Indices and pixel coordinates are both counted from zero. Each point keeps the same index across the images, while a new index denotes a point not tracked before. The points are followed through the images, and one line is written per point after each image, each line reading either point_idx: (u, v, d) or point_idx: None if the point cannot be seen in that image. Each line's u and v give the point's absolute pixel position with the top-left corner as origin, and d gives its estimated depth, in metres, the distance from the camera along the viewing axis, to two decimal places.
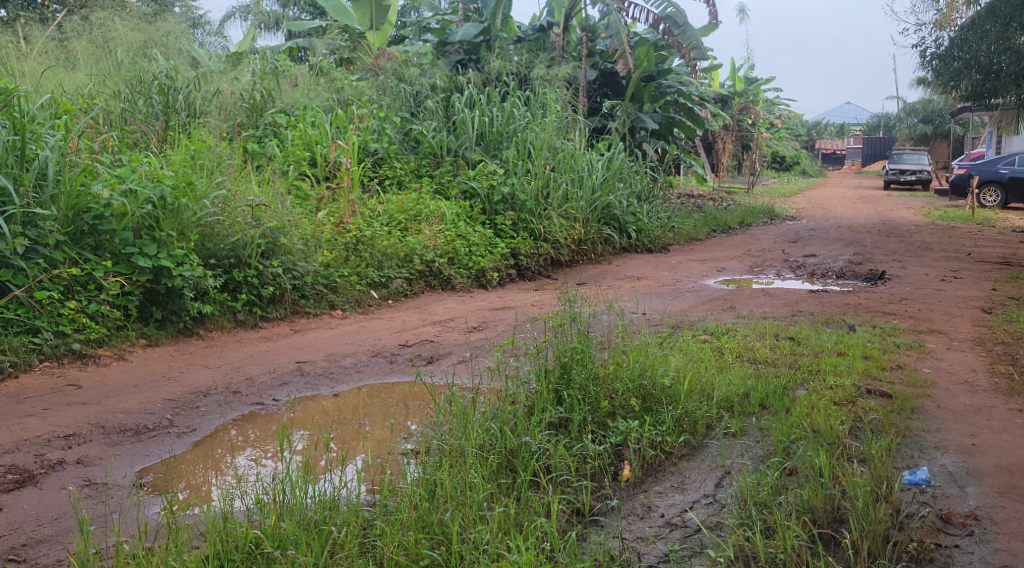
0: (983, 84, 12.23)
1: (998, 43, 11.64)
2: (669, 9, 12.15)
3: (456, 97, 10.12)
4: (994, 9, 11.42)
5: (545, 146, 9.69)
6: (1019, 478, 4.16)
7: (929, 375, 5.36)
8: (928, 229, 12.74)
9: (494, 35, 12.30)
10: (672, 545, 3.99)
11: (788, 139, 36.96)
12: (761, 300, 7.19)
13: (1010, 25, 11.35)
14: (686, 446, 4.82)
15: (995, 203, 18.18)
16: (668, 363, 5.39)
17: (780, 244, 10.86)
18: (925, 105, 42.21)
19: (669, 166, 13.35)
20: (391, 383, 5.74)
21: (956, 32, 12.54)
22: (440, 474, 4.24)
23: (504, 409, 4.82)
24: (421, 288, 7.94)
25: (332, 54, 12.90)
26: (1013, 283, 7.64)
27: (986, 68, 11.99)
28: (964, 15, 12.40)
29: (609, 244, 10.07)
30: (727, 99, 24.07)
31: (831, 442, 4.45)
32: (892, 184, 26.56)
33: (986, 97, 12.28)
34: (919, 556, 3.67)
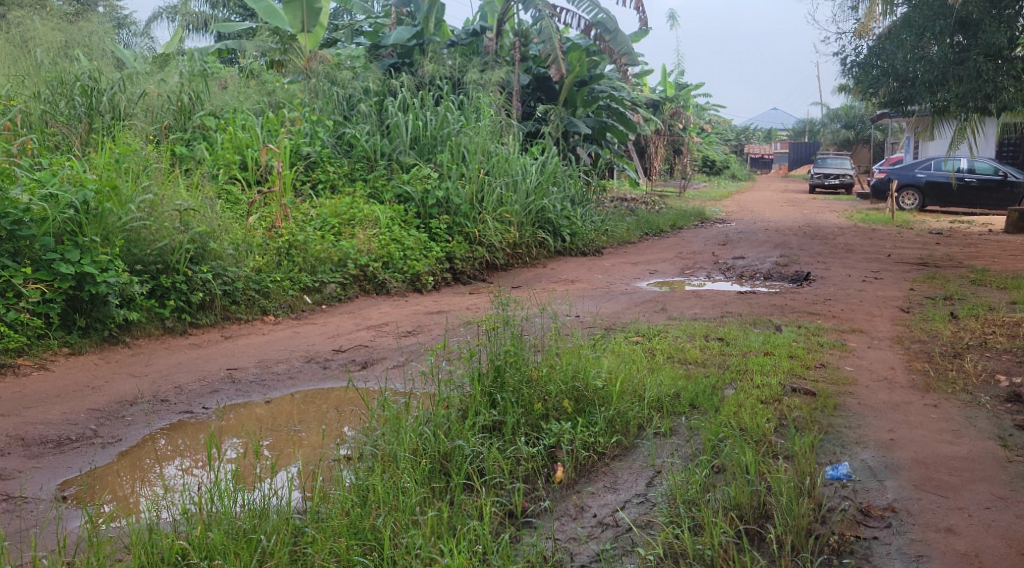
0: (899, 90, 12.71)
1: (913, 52, 12.10)
2: (600, 15, 12.32)
3: (389, 101, 10.10)
4: (909, 19, 11.98)
5: (478, 150, 9.72)
6: (934, 471, 4.32)
7: (851, 373, 5.53)
8: (851, 231, 13.14)
9: (427, 38, 12.29)
10: (603, 544, 4.05)
11: (718, 144, 37.71)
12: (692, 302, 7.33)
13: (924, 35, 11.86)
14: (618, 446, 4.89)
15: (913, 206, 18.77)
16: (600, 364, 5.46)
17: (709, 247, 11.08)
18: (848, 110, 43.51)
19: (602, 169, 13.49)
20: (325, 388, 5.69)
21: (875, 41, 12.91)
22: (372, 479, 4.23)
23: (437, 412, 4.81)
24: (356, 293, 7.91)
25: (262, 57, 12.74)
26: (929, 283, 7.93)
27: (902, 76, 12.48)
28: (882, 25, 12.72)
29: (543, 247, 10.17)
30: (659, 104, 24.44)
31: (757, 440, 4.56)
32: (816, 188, 27.29)
33: (902, 103, 12.80)
34: (840, 548, 3.79)
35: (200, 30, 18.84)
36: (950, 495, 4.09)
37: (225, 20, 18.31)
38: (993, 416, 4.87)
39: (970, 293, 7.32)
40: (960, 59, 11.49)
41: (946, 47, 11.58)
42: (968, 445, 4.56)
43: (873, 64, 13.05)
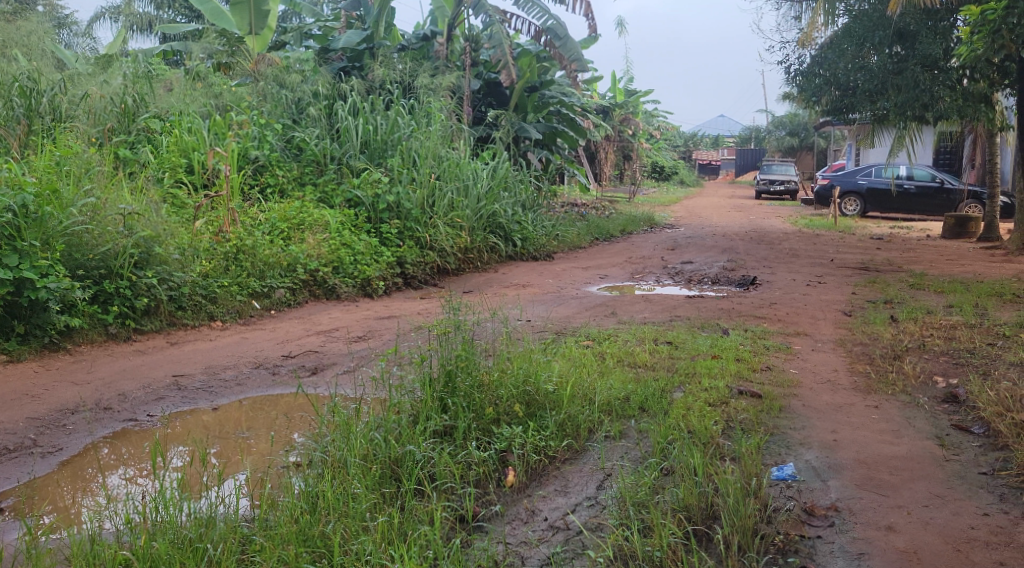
0: (841, 99, 13.00)
1: (853, 62, 12.45)
2: (549, 21, 12.36)
3: (339, 105, 10.01)
4: (850, 29, 12.35)
5: (429, 155, 9.70)
6: (875, 470, 4.42)
7: (795, 375, 5.65)
8: (796, 235, 13.42)
9: (377, 42, 12.25)
10: (554, 547, 4.08)
11: (666, 150, 38.19)
12: (641, 306, 7.42)
13: (864, 45, 12.22)
14: (569, 449, 4.92)
15: (855, 211, 19.30)
16: (551, 368, 5.49)
17: (659, 251, 11.22)
18: (792, 118, 44.50)
19: (553, 175, 13.53)
20: (274, 394, 5.62)
21: (816, 50, 13.31)
22: (322, 485, 4.19)
23: (387, 418, 4.77)
24: (305, 298, 7.84)
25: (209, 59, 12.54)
26: (870, 287, 8.13)
27: (843, 85, 12.78)
28: (824, 34, 13.14)
29: (495, 252, 10.19)
30: (609, 110, 24.65)
31: (704, 442, 4.63)
32: (762, 193, 27.81)
33: (844, 111, 13.07)
34: (784, 548, 3.87)
35: (145, 31, 18.45)
36: (890, 494, 4.20)
37: (169, 21, 17.98)
38: (931, 416, 5.02)
39: (909, 297, 7.54)
40: (898, 68, 11.83)
41: (884, 57, 11.93)
42: (907, 445, 4.69)
43: (816, 73, 13.31)
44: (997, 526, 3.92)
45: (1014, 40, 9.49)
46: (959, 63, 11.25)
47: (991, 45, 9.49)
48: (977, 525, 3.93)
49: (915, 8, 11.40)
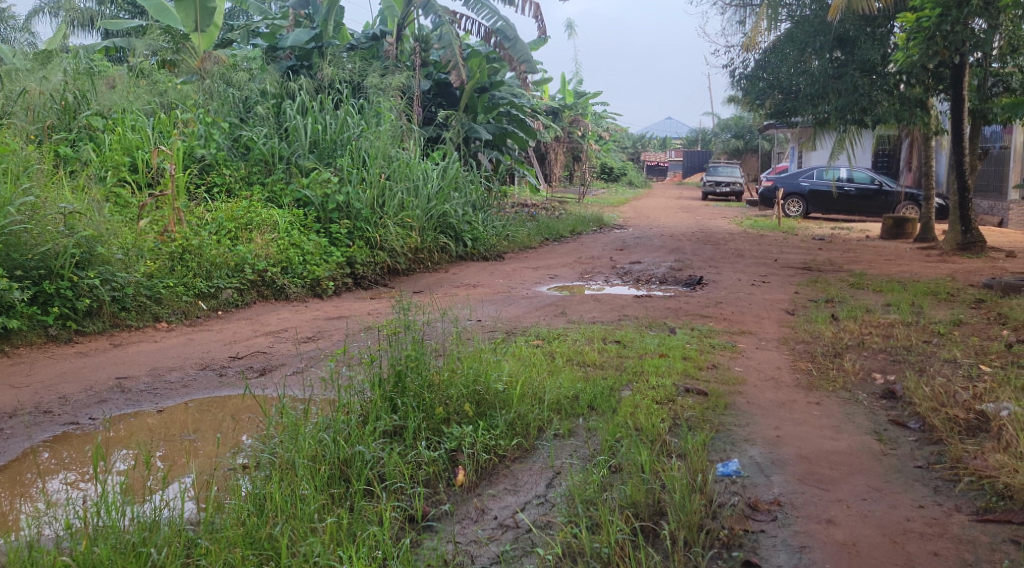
0: (784, 102, 13.37)
1: (795, 66, 12.78)
2: (499, 23, 12.40)
3: (287, 103, 9.88)
4: (792, 35, 12.64)
5: (379, 155, 9.65)
6: (816, 465, 4.54)
7: (741, 373, 5.76)
8: (742, 236, 13.67)
9: (326, 41, 12.20)
10: (503, 546, 4.10)
11: (616, 152, 38.56)
12: (590, 306, 7.48)
13: (805, 50, 12.51)
14: (519, 448, 4.96)
15: (798, 212, 19.69)
16: (501, 367, 5.50)
17: (608, 251, 11.33)
18: (737, 121, 45.31)
19: (503, 175, 13.56)
20: (220, 396, 5.54)
21: (760, 55, 13.45)
22: (270, 487, 4.16)
23: (337, 418, 4.75)
24: (253, 298, 7.75)
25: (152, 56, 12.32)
26: (812, 287, 8.32)
27: (786, 89, 13.15)
28: (767, 39, 13.33)
29: (445, 252, 10.20)
30: (559, 112, 24.79)
31: (652, 440, 4.70)
32: (708, 195, 28.26)
33: (787, 115, 13.35)
34: (729, 542, 3.94)
35: (84, 27, 18.04)
36: (830, 488, 4.31)
37: (111, 17, 17.60)
38: (870, 412, 5.15)
39: (849, 296, 7.73)
40: (839, 73, 12.12)
41: (825, 62, 12.22)
42: (847, 440, 4.81)
43: (759, 77, 13.53)
44: (932, 518, 4.04)
45: (948, 47, 9.80)
46: (897, 68, 11.58)
47: (926, 52, 9.79)
48: (913, 517, 4.04)
49: (855, 15, 11.72)
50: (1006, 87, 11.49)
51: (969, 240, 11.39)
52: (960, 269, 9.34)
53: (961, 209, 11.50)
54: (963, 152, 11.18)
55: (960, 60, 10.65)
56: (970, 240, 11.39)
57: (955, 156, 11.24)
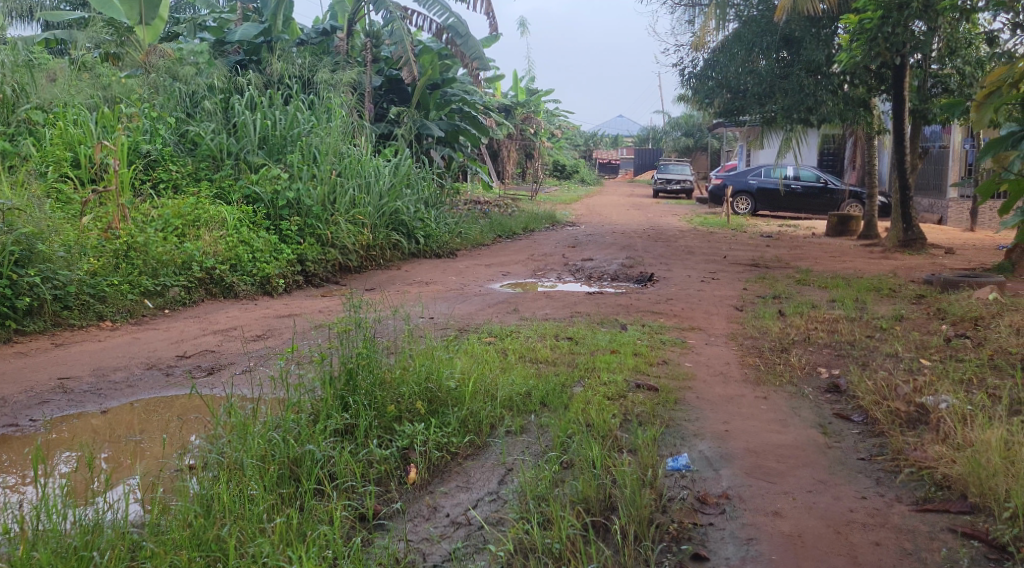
0: (732, 102, 13.43)
1: (743, 65, 12.87)
2: (450, 19, 12.34)
3: (235, 98, 9.69)
4: (739, 35, 12.76)
5: (330, 151, 9.53)
6: (763, 459, 4.62)
7: (690, 369, 5.84)
8: (691, 233, 13.86)
9: (276, 36, 12.00)
10: (456, 543, 4.10)
11: (568, 151, 38.74)
12: (543, 303, 7.51)
13: (753, 50, 12.68)
14: (471, 445, 4.96)
15: (747, 210, 19.92)
16: (453, 365, 5.49)
17: (560, 249, 11.38)
18: (687, 120, 45.82)
19: (455, 172, 13.51)
20: (167, 396, 5.45)
21: (709, 54, 13.63)
22: (217, 488, 4.10)
23: (286, 418, 4.70)
24: (201, 296, 7.63)
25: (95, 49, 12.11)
26: (760, 283, 8.46)
27: (734, 88, 13.21)
28: (715, 39, 13.49)
29: (398, 249, 10.17)
30: (512, 109, 24.82)
31: (603, 435, 4.74)
32: (659, 193, 28.55)
33: (735, 114, 13.52)
34: (679, 536, 3.99)
35: (22, 18, 17.55)
36: (777, 481, 4.39)
37: (50, 9, 17.14)
38: (815, 406, 5.26)
39: (796, 292, 7.88)
40: (786, 73, 12.41)
41: (772, 62, 12.49)
42: (793, 434, 4.90)
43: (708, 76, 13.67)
44: (874, 508, 4.14)
45: (889, 49, 10.03)
46: (840, 69, 11.83)
47: (868, 53, 10.00)
48: (856, 508, 4.13)
49: (800, 16, 11.99)
50: (945, 88, 11.82)
51: (911, 238, 11.67)
52: (901, 266, 9.58)
53: (903, 208, 11.77)
54: (905, 151, 11.44)
55: (900, 61, 10.92)
56: (911, 237, 11.68)
57: (896, 155, 11.49)
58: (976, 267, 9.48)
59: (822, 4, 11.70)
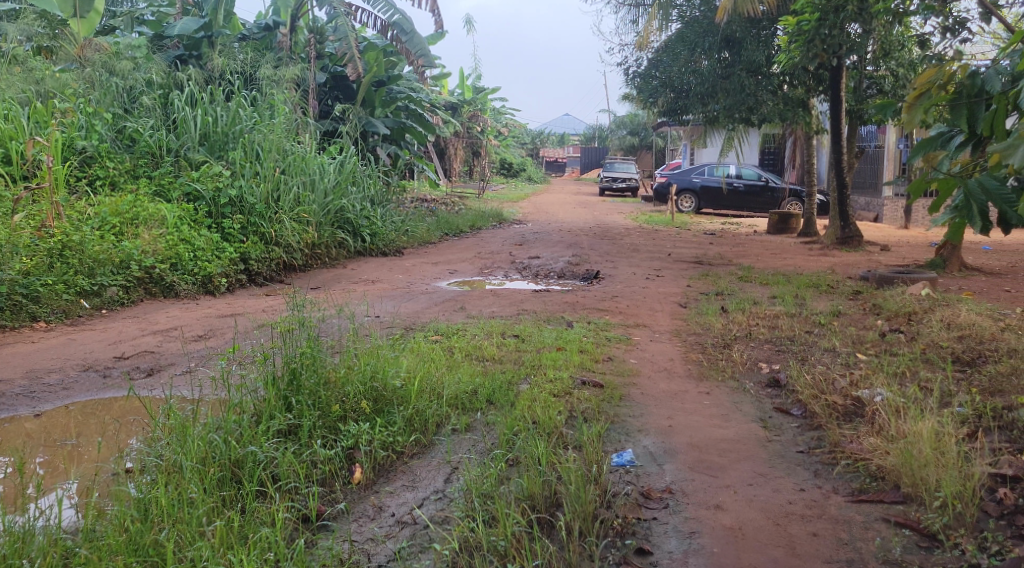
0: (676, 101, 13.54)
1: (686, 65, 12.98)
2: (395, 16, 12.31)
3: (175, 94, 9.46)
4: (683, 35, 12.93)
5: (273, 148, 9.39)
6: (706, 453, 4.69)
7: (635, 365, 5.90)
8: (636, 231, 13.99)
9: (217, 31, 11.78)
10: (400, 543, 4.08)
11: (514, 149, 38.80)
12: (490, 301, 7.51)
13: (696, 50, 12.80)
14: (416, 444, 4.94)
15: (690, 208, 20.20)
16: (399, 364, 5.45)
17: (507, 247, 11.40)
18: (633, 119, 46.29)
19: (401, 170, 13.47)
20: (105, 398, 5.33)
21: (652, 54, 13.80)
22: (156, 491, 4.01)
23: (227, 419, 4.61)
24: (140, 296, 7.48)
25: (27, 43, 11.79)
26: (704, 281, 8.58)
27: (678, 88, 13.33)
28: (659, 39, 13.66)
29: (343, 248, 10.11)
30: (458, 107, 24.77)
31: (548, 432, 4.75)
32: (606, 191, 28.78)
33: (678, 113, 13.65)
34: (623, 530, 4.02)
35: None
36: (719, 475, 4.46)
37: None
38: (756, 400, 5.35)
39: (738, 289, 8.00)
40: (726, 73, 12.59)
41: (714, 62, 12.62)
42: (734, 428, 4.99)
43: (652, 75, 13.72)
44: (812, 500, 4.22)
45: (826, 50, 10.27)
46: (780, 70, 12.09)
47: (806, 54, 10.21)
48: (794, 500, 4.21)
49: (741, 17, 12.03)
50: (880, 89, 12.14)
51: (848, 235, 11.95)
52: (839, 263, 9.79)
53: (840, 205, 12.04)
54: (842, 151, 11.71)
55: (837, 63, 11.17)
56: (848, 235, 11.95)
57: (834, 155, 11.76)
58: (910, 264, 9.74)
59: (762, 6, 11.87)
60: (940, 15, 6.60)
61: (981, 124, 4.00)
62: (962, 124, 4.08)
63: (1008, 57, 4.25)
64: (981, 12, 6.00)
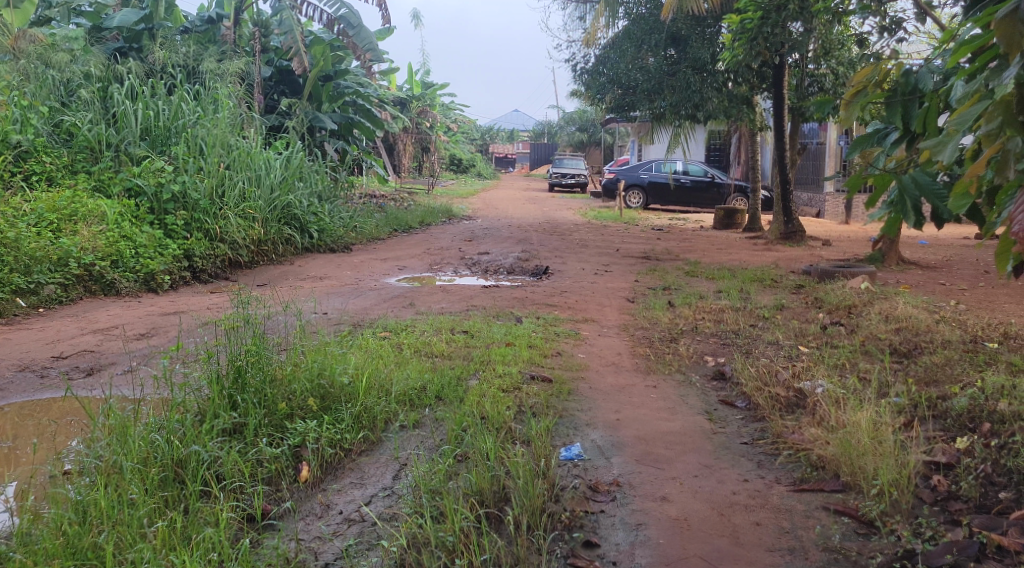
0: (623, 97, 13.69)
1: (633, 62, 13.21)
2: (341, 10, 12.25)
3: (114, 87, 9.23)
4: (629, 32, 13.10)
5: (217, 143, 9.26)
6: (652, 446, 4.74)
7: (584, 360, 5.95)
8: (586, 227, 14.07)
9: (157, 23, 11.57)
10: (347, 541, 4.05)
11: (464, 144, 38.72)
12: (439, 297, 7.49)
13: (642, 47, 13.01)
14: (364, 441, 4.90)
15: (639, 204, 20.43)
16: (347, 361, 5.43)
17: (457, 243, 11.38)
18: (581, 115, 46.61)
19: (349, 166, 13.40)
20: (42, 400, 5.19)
21: (600, 50, 14.00)
22: (94, 493, 3.91)
23: (170, 418, 4.52)
24: (80, 294, 7.32)
25: None
26: (652, 275, 8.68)
27: (625, 85, 13.50)
28: (606, 35, 13.84)
29: (291, 244, 10.01)
30: (407, 102, 24.71)
31: (497, 427, 4.76)
32: (556, 187, 28.89)
33: (626, 108, 13.79)
34: (570, 524, 4.03)
35: None
36: (665, 467, 4.51)
37: None
38: (702, 393, 5.43)
39: (684, 284, 8.10)
40: (672, 70, 12.72)
41: (660, 59, 12.79)
42: (680, 421, 5.05)
43: (600, 72, 14.00)
44: (755, 490, 4.29)
45: (768, 47, 10.47)
46: (724, 67, 12.25)
47: (750, 51, 10.38)
48: (738, 491, 4.28)
49: (686, 15, 12.37)
50: (820, 87, 12.42)
51: (791, 230, 12.17)
52: (782, 257, 9.97)
53: (783, 201, 12.26)
54: (785, 148, 11.95)
55: (779, 60, 11.44)
56: (791, 230, 12.17)
57: (778, 151, 11.98)
58: (850, 258, 9.95)
59: (706, 4, 12.07)
60: (878, 15, 6.75)
61: (915, 122, 4.09)
62: (897, 121, 4.17)
63: (939, 59, 4.36)
64: (915, 11, 6.15)
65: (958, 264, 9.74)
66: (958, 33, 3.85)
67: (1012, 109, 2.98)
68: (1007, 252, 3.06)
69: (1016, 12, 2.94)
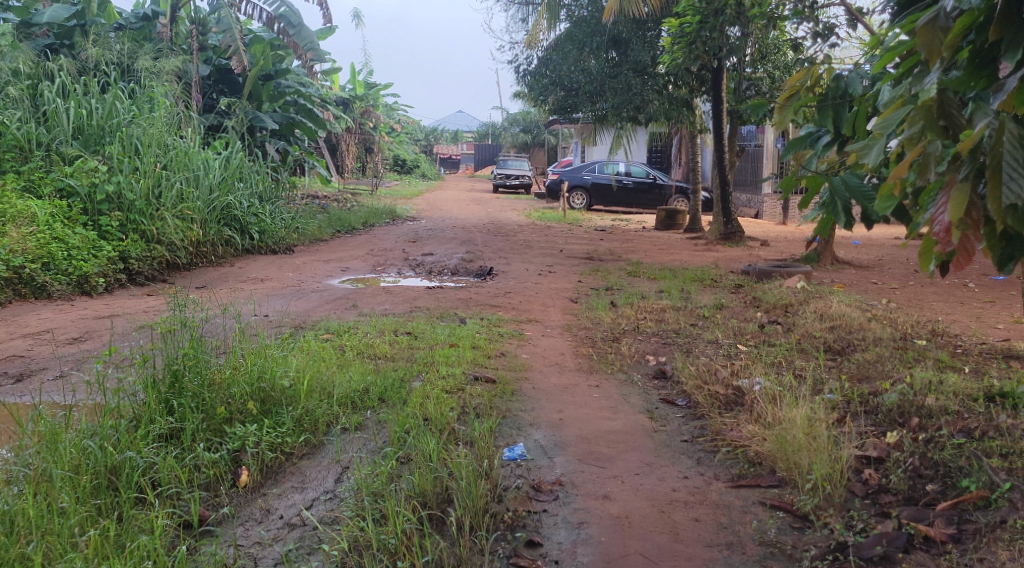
0: (566, 99, 13.80)
1: (575, 64, 13.33)
2: (281, 9, 12.09)
3: (45, 84, 8.97)
4: (571, 34, 13.22)
5: (154, 143, 9.05)
6: (595, 445, 4.77)
7: (527, 360, 5.98)
8: (528, 228, 13.95)
9: (90, 19, 11.44)
10: (288, 545, 4.00)
11: (407, 145, 38.55)
12: (383, 298, 7.46)
13: (584, 49, 13.13)
14: (306, 445, 4.85)
15: (582, 204, 20.56)
16: (287, 364, 5.35)
17: (401, 244, 11.32)
18: (525, 115, 46.75)
19: (291, 166, 13.27)
20: None
21: (543, 52, 14.10)
22: (22, 502, 3.79)
23: (103, 424, 4.39)
24: (8, 298, 7.12)
25: None
26: (595, 275, 8.76)
27: (568, 86, 13.60)
28: (548, 38, 13.93)
29: (230, 245, 9.93)
30: (350, 103, 24.53)
31: (439, 428, 4.74)
32: (500, 188, 28.94)
33: (569, 110, 13.90)
34: (514, 523, 4.04)
35: None
36: (608, 465, 4.55)
37: None
38: (643, 392, 5.49)
39: (626, 284, 8.18)
40: (614, 72, 12.82)
41: (602, 62, 12.93)
42: (622, 419, 5.10)
43: (543, 74, 14.08)
44: (695, 486, 4.36)
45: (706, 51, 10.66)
46: (665, 70, 12.39)
47: (689, 55, 10.57)
48: (679, 488, 4.33)
49: (627, 18, 12.52)
50: (758, 90, 12.69)
51: (732, 231, 12.38)
52: (722, 257, 10.15)
53: (722, 202, 12.46)
54: (723, 150, 12.16)
55: (718, 64, 11.65)
56: (731, 231, 12.38)
57: (718, 153, 12.18)
58: (787, 257, 10.17)
59: (648, 8, 12.25)
60: (810, 21, 6.85)
61: (845, 126, 4.18)
62: (828, 124, 4.27)
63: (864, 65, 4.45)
64: (844, 18, 6.32)
65: (889, 263, 10.03)
66: (884, 39, 3.94)
67: (933, 113, 3.05)
68: (930, 251, 3.13)
69: (935, 20, 3.08)
